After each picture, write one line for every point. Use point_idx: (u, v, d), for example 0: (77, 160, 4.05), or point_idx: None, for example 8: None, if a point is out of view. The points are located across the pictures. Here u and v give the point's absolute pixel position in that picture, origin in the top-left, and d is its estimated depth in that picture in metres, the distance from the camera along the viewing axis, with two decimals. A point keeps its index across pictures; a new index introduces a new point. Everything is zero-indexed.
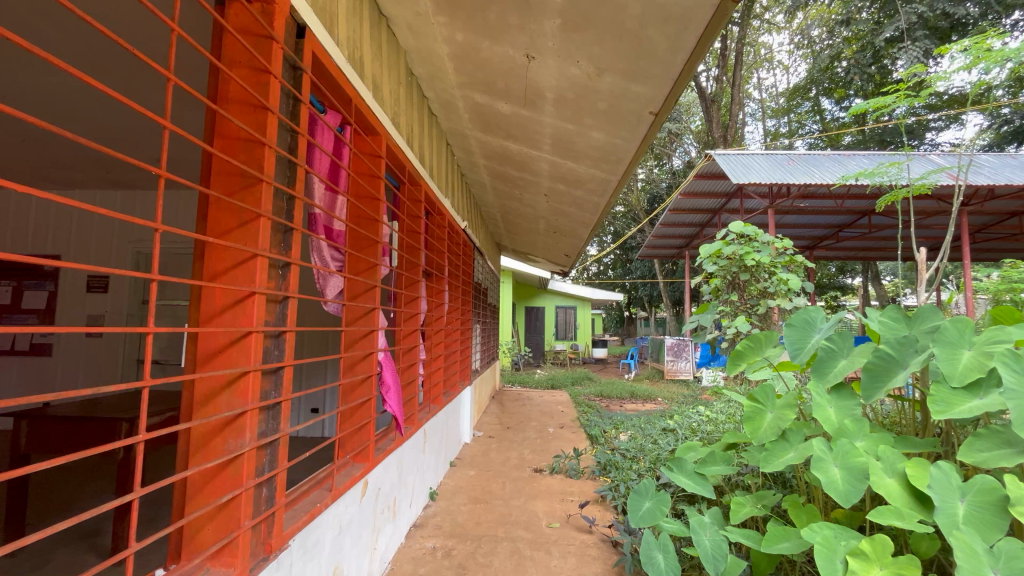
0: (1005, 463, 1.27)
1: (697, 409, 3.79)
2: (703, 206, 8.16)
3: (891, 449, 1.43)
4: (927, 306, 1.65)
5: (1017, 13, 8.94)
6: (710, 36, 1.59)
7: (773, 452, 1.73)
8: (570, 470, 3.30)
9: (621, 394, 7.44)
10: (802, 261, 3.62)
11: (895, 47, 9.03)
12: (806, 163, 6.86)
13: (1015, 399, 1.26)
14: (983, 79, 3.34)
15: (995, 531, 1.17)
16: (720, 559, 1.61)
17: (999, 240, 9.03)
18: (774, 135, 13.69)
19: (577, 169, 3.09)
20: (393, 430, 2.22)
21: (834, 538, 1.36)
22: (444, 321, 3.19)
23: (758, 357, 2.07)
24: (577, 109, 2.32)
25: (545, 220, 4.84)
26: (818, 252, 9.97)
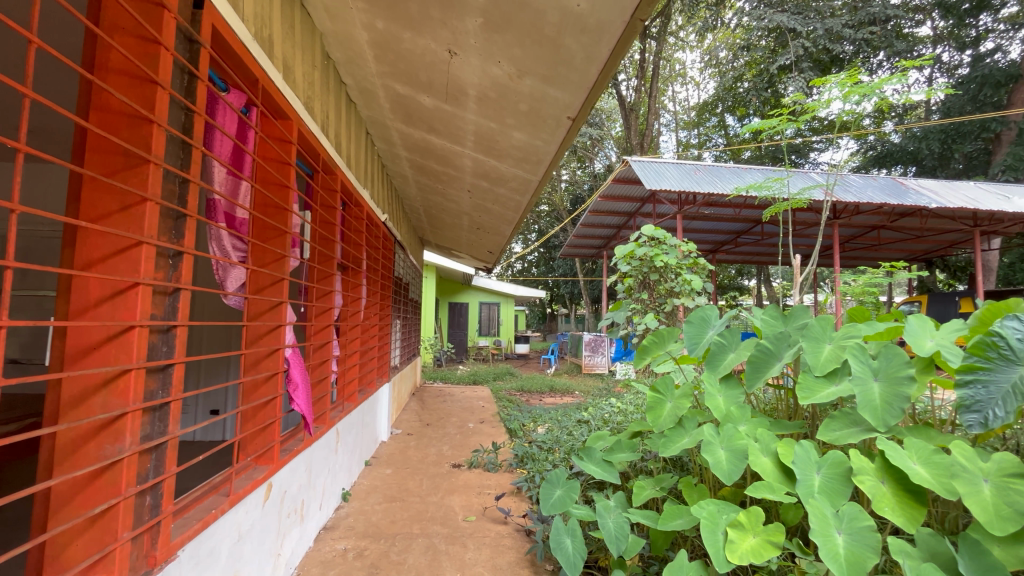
0: (852, 440, 1.48)
1: (609, 401, 4.00)
2: (620, 209, 8.61)
3: (767, 432, 1.61)
4: (800, 307, 1.87)
5: (881, 54, 10.41)
6: (622, 50, 1.70)
7: (671, 438, 1.90)
8: (488, 463, 3.35)
9: (541, 389, 7.66)
10: (703, 263, 3.95)
11: (786, 75, 10.13)
12: (710, 174, 7.49)
13: (860, 385, 1.49)
14: (852, 109, 3.85)
15: (841, 497, 1.36)
16: (622, 539, 1.73)
17: (863, 249, 10.47)
18: (685, 146, 14.77)
19: (500, 167, 3.14)
20: (301, 430, 2.12)
21: (717, 512, 1.51)
22: (361, 317, 3.10)
23: (662, 351, 2.25)
24: (498, 108, 2.35)
25: (469, 216, 4.84)
26: (720, 255, 10.94)
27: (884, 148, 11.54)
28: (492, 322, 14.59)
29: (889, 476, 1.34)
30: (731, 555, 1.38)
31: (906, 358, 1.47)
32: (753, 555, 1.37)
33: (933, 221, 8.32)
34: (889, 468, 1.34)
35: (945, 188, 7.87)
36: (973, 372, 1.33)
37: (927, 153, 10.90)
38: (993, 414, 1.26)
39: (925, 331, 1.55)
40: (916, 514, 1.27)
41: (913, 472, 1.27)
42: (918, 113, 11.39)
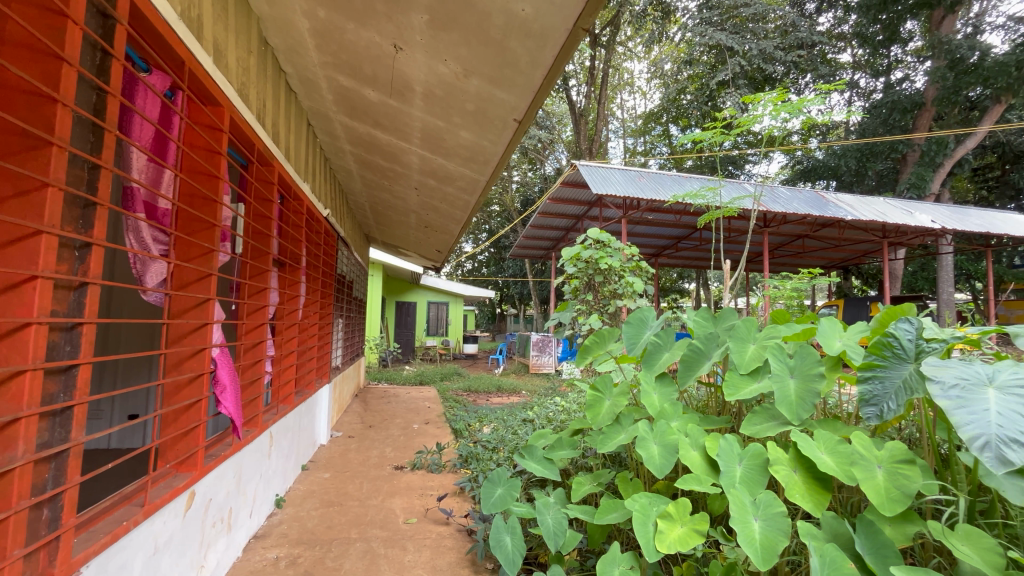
0: (770, 432, 1.60)
1: (554, 400, 4.06)
2: (569, 212, 8.78)
3: (696, 428, 1.70)
4: (728, 309, 1.99)
5: (808, 77, 11.28)
6: (566, 56, 1.74)
7: (609, 435, 1.97)
8: (432, 464, 3.32)
9: (488, 389, 7.67)
10: (645, 267, 4.11)
11: (725, 90, 10.74)
12: (653, 181, 7.80)
13: (778, 382, 1.60)
14: (780, 125, 4.13)
15: (759, 486, 1.46)
16: (560, 534, 1.77)
17: (790, 256, 11.26)
18: (632, 152, 15.30)
19: (447, 166, 3.12)
20: (230, 434, 2.00)
21: (649, 505, 1.58)
22: (299, 316, 2.98)
23: (602, 350, 2.33)
24: (445, 106, 2.34)
25: (416, 214, 4.77)
26: (662, 259, 11.41)
27: (809, 163, 12.50)
28: (440, 322, 14.41)
29: (800, 465, 1.45)
30: (660, 545, 1.44)
31: (818, 356, 1.59)
32: (679, 544, 1.44)
33: (850, 232, 9.09)
34: (801, 458, 1.45)
35: (859, 202, 8.62)
36: (872, 369, 1.47)
37: (846, 170, 11.89)
38: (887, 407, 1.40)
39: (834, 331, 1.69)
40: (822, 500, 1.38)
41: (821, 461, 1.38)
42: (838, 132, 12.42)
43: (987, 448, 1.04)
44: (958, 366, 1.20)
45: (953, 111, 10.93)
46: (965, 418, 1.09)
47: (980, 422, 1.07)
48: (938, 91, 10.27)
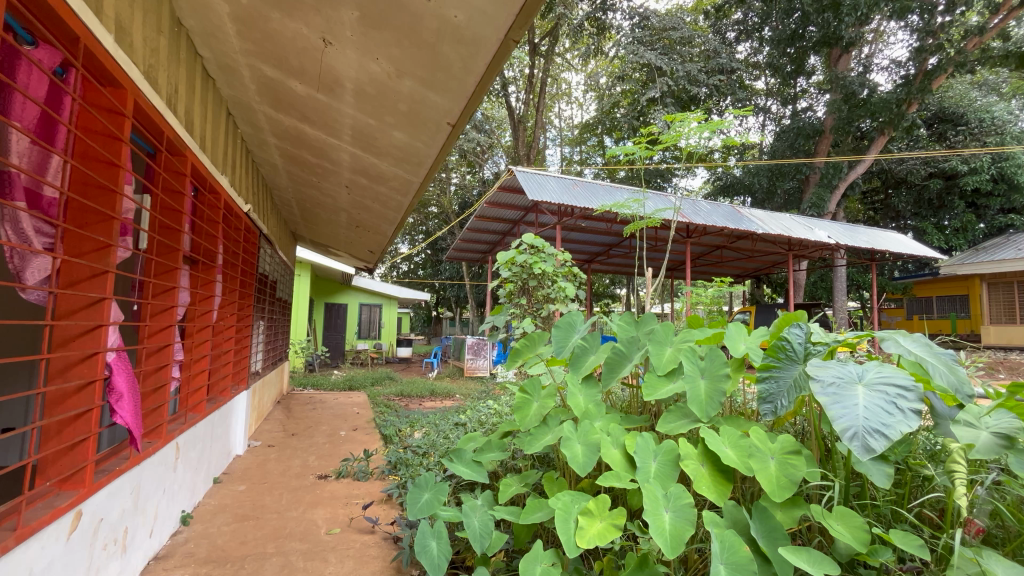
0: (682, 429, 1.71)
1: (487, 403, 4.07)
2: (505, 216, 8.88)
3: (618, 427, 1.78)
4: (648, 314, 2.11)
5: (727, 100, 12.22)
6: (498, 64, 1.77)
7: (536, 436, 2.02)
8: (358, 472, 3.21)
9: (421, 393, 7.55)
10: (577, 272, 4.24)
11: (654, 106, 11.39)
12: (587, 189, 8.08)
13: (690, 383, 1.71)
14: (702, 143, 4.42)
15: (670, 480, 1.56)
16: (486, 536, 1.79)
17: (710, 265, 12.11)
18: (568, 161, 15.77)
19: (380, 165, 3.05)
20: (127, 447, 1.83)
21: (571, 502, 1.63)
22: (213, 318, 2.78)
23: (532, 353, 2.38)
24: (376, 105, 2.30)
25: (347, 213, 4.61)
26: (594, 265, 11.83)
27: (728, 180, 13.56)
28: (373, 324, 13.97)
29: (708, 460, 1.54)
30: (580, 540, 1.49)
31: (725, 358, 1.72)
32: (598, 538, 1.50)
33: (761, 244, 9.93)
34: (707, 452, 1.56)
35: (769, 217, 9.44)
36: (769, 370, 1.61)
37: (758, 187, 13.02)
38: (780, 403, 1.55)
39: (740, 335, 1.83)
40: (724, 490, 1.49)
41: (724, 454, 1.49)
42: (753, 152, 13.61)
43: (856, 438, 1.19)
44: (836, 366, 1.36)
45: (847, 140, 12.33)
46: (839, 411, 1.24)
47: (850, 416, 1.22)
48: (835, 120, 11.52)
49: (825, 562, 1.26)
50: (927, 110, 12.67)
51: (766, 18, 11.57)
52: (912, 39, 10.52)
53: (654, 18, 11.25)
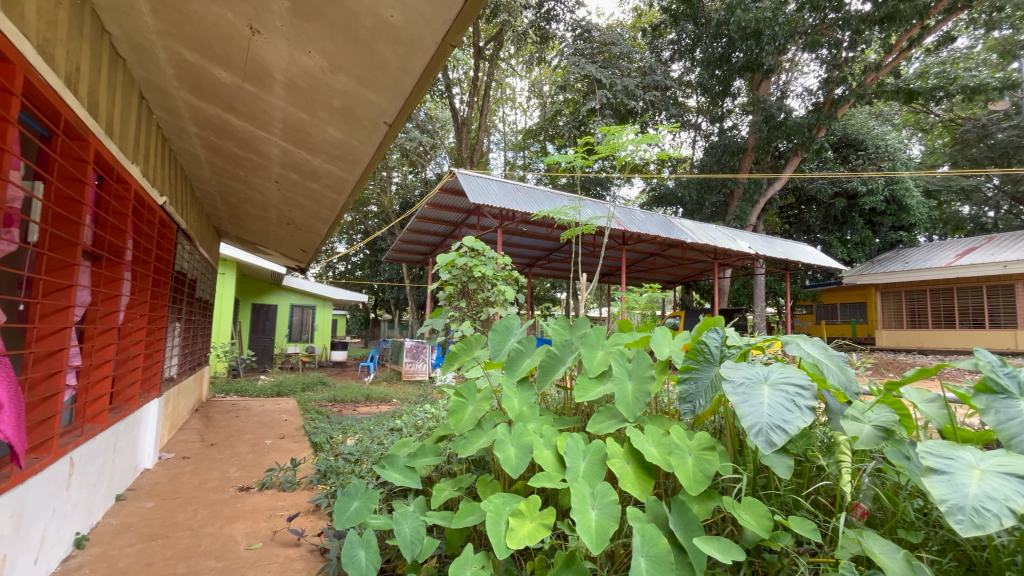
0: (610, 429, 1.78)
1: (423, 407, 4.00)
2: (447, 218, 8.81)
3: (550, 428, 1.82)
4: (582, 318, 2.16)
5: (661, 115, 12.90)
6: (436, 67, 1.77)
7: (470, 439, 2.02)
8: (284, 483, 3.05)
9: (356, 398, 7.30)
10: (517, 276, 4.28)
11: (595, 117, 11.78)
12: (528, 194, 8.19)
13: (619, 384, 1.79)
14: (636, 155, 4.62)
15: (597, 478, 1.61)
16: (417, 542, 1.77)
17: (644, 271, 12.68)
18: (511, 165, 15.96)
19: (312, 161, 2.94)
20: (8, 465, 1.62)
21: (502, 504, 1.64)
22: (119, 320, 2.55)
23: (468, 357, 2.38)
24: (308, 99, 2.22)
25: (277, 210, 4.38)
26: (535, 269, 12.04)
27: (661, 191, 14.27)
28: (306, 326, 13.34)
29: (632, 458, 1.61)
30: (509, 541, 1.50)
31: (650, 360, 1.81)
32: (528, 538, 1.52)
33: (690, 253, 10.56)
34: (632, 451, 1.63)
35: (697, 228, 10.03)
36: (689, 371, 1.72)
37: (688, 200, 13.84)
38: (698, 403, 1.66)
39: (665, 338, 1.93)
40: (646, 486, 1.57)
41: (647, 451, 1.56)
42: (684, 166, 14.48)
43: (760, 434, 1.30)
44: (745, 368, 1.48)
45: (766, 158, 13.42)
46: (747, 409, 1.35)
47: (756, 413, 1.33)
48: (757, 140, 12.52)
49: (734, 549, 1.36)
50: (834, 135, 14.03)
51: (697, 40, 12.34)
52: (822, 70, 11.60)
53: (596, 32, 11.62)
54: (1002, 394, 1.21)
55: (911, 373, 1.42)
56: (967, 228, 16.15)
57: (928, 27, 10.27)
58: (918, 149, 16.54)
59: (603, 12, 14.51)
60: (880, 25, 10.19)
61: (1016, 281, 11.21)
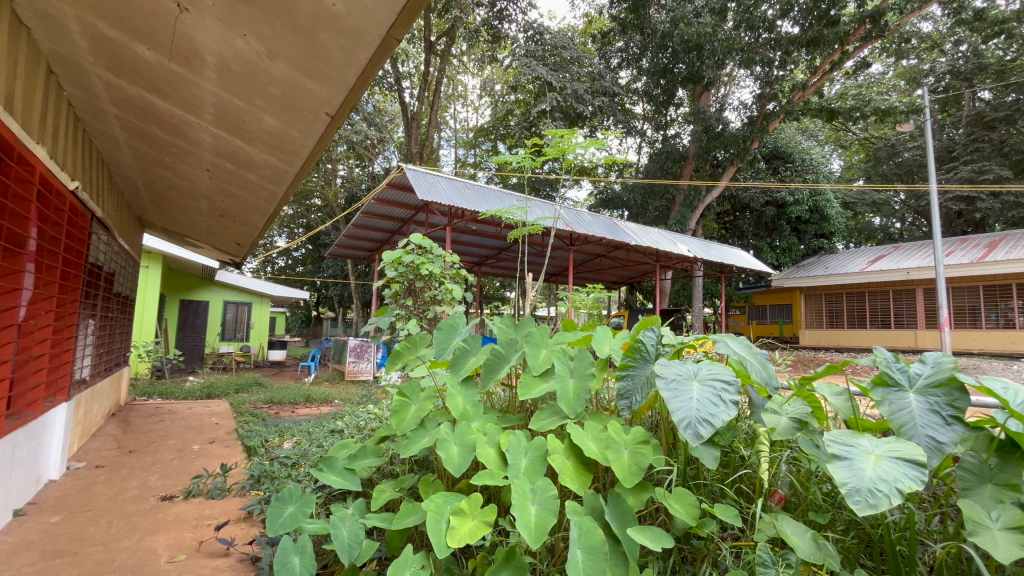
0: (552, 425, 1.81)
1: (367, 408, 3.90)
2: (394, 214, 8.63)
3: (493, 426, 1.83)
4: (527, 318, 2.19)
5: (609, 120, 13.28)
6: (380, 60, 1.74)
7: (412, 439, 2.00)
8: (213, 490, 2.88)
9: (294, 399, 6.99)
10: (465, 274, 4.27)
11: (545, 118, 11.94)
12: (478, 193, 8.16)
13: (561, 381, 1.83)
14: (584, 158, 4.71)
15: (538, 474, 1.64)
16: (355, 546, 1.73)
17: (591, 272, 13.02)
18: (462, 163, 15.87)
19: (247, 150, 2.79)
20: None
21: (444, 503, 1.63)
22: (19, 316, 2.32)
23: (413, 356, 2.34)
24: (244, 84, 2.10)
25: (208, 200, 4.12)
26: (484, 268, 12.05)
27: (608, 194, 14.69)
28: (240, 324, 12.61)
29: (572, 453, 1.66)
30: (450, 539, 1.49)
31: (591, 358, 1.86)
32: (469, 536, 1.52)
33: (634, 255, 10.94)
34: (572, 446, 1.67)
35: (641, 231, 10.40)
36: (627, 369, 1.79)
37: (633, 204, 14.34)
38: (634, 399, 1.72)
39: (607, 337, 1.98)
40: (585, 480, 1.61)
41: (586, 446, 1.61)
42: (630, 170, 15.03)
43: (689, 427, 1.37)
44: (677, 364, 1.55)
45: (704, 167, 14.14)
46: (677, 404, 1.42)
47: (686, 407, 1.41)
48: (697, 149, 13.19)
49: (664, 537, 1.43)
50: (765, 147, 15.01)
51: (643, 50, 12.81)
52: (756, 87, 12.36)
53: (547, 35, 11.75)
54: (896, 387, 1.35)
55: (822, 368, 1.55)
56: (877, 237, 17.80)
57: (847, 53, 11.13)
58: (838, 164, 18.02)
59: (555, 16, 14.76)
60: (806, 48, 10.98)
61: (917, 286, 12.51)
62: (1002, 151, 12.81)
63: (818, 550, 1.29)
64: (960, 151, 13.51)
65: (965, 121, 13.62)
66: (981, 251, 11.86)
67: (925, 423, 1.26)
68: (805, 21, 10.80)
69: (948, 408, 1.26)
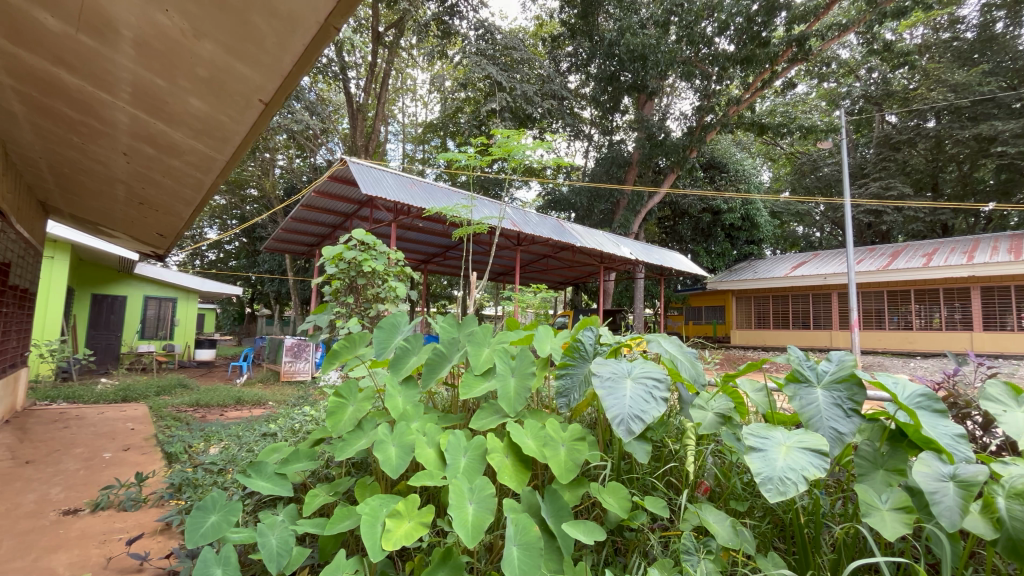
0: (492, 424, 1.81)
1: (302, 410, 3.73)
2: (337, 208, 8.33)
3: (433, 427, 1.80)
4: (470, 317, 2.18)
5: (558, 122, 13.53)
6: (318, 48, 1.69)
7: (348, 441, 1.93)
8: (126, 502, 2.65)
9: (223, 402, 6.57)
10: (409, 272, 4.19)
11: (494, 118, 11.98)
12: (425, 190, 8.03)
13: (502, 380, 1.84)
14: (532, 159, 4.74)
15: (476, 473, 1.64)
16: (284, 554, 1.65)
17: (537, 272, 13.20)
18: (410, 158, 15.59)
19: (171, 135, 2.59)
20: None
21: (379, 506, 1.59)
22: None
23: (351, 355, 2.26)
24: (165, 62, 1.96)
25: (124, 186, 3.78)
26: (430, 266, 11.90)
27: (556, 196, 14.95)
28: (163, 321, 11.68)
29: (511, 452, 1.67)
30: (384, 543, 1.46)
31: (532, 357, 1.87)
32: (405, 539, 1.49)
33: (579, 256, 11.20)
34: (512, 444, 1.68)
35: (586, 233, 10.64)
36: (566, 367, 1.83)
37: (579, 206, 14.68)
38: (572, 397, 1.77)
39: (548, 337, 2.00)
40: (523, 477, 1.63)
41: (524, 444, 1.62)
42: (577, 173, 15.40)
43: (622, 423, 1.43)
44: (613, 364, 1.60)
45: (647, 173, 14.73)
46: (612, 401, 1.48)
47: (619, 405, 1.46)
48: (641, 155, 13.75)
49: (596, 530, 1.47)
50: (703, 157, 15.85)
51: (592, 57, 13.16)
52: (696, 99, 13.00)
53: (498, 35, 11.74)
54: (805, 382, 1.47)
55: (743, 365, 1.66)
56: (799, 245, 19.26)
57: (777, 72, 11.83)
58: (767, 175, 19.36)
59: (507, 16, 14.85)
60: (740, 65, 11.73)
61: (833, 290, 13.68)
62: (905, 170, 14.27)
63: (736, 535, 1.38)
64: (871, 169, 14.89)
65: (875, 142, 15.03)
66: (886, 259, 13.15)
67: (828, 415, 1.39)
68: (740, 39, 11.51)
69: (848, 402, 1.39)
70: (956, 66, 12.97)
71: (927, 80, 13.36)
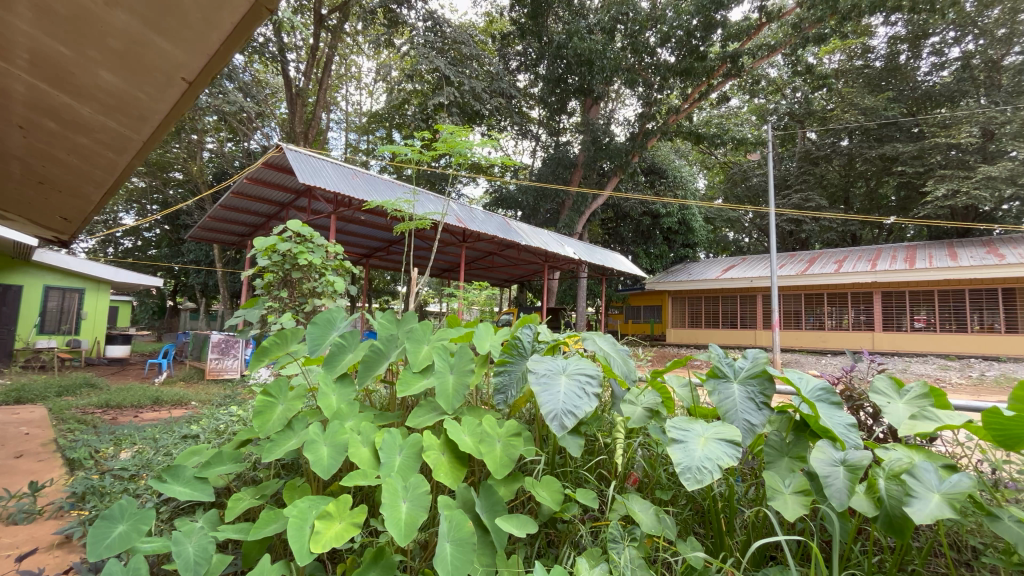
0: (429, 421, 1.80)
1: (228, 410, 3.51)
2: (271, 196, 7.90)
3: (369, 425, 1.76)
4: (409, 314, 2.14)
5: (505, 121, 13.61)
6: (248, 28, 1.62)
7: (277, 441, 1.85)
8: (17, 514, 2.37)
9: (138, 403, 6.04)
10: (348, 266, 4.05)
11: (442, 112, 11.86)
12: (367, 182, 7.80)
13: (439, 377, 1.82)
14: (478, 156, 4.70)
15: (411, 471, 1.62)
16: (203, 562, 1.55)
17: (482, 270, 13.18)
18: (354, 149, 15.08)
19: (78, 109, 2.37)
20: None
21: (308, 507, 1.53)
22: None
23: (282, 352, 2.15)
24: (72, 29, 1.79)
25: (19, 163, 3.37)
26: (372, 261, 11.56)
27: (502, 193, 14.98)
28: (68, 314, 10.57)
29: (448, 448, 1.66)
30: (313, 545, 1.41)
31: (471, 354, 1.87)
32: (335, 540, 1.45)
33: (524, 254, 11.30)
34: (448, 442, 1.67)
35: (532, 231, 10.75)
36: (504, 365, 1.84)
37: (526, 205, 14.82)
38: (509, 393, 1.79)
39: (488, 334, 2.00)
40: (459, 474, 1.63)
41: (461, 440, 1.61)
42: (524, 172, 15.53)
43: (555, 418, 1.47)
44: (548, 361, 1.64)
45: (591, 176, 15.15)
46: (546, 397, 1.51)
47: (553, 400, 1.51)
48: (585, 158, 14.14)
49: (528, 523, 1.50)
50: (644, 162, 16.52)
51: (540, 57, 13.34)
52: (639, 106, 13.51)
53: (447, 28, 11.58)
54: (724, 378, 1.57)
55: (670, 363, 1.75)
56: (730, 249, 20.53)
57: (713, 85, 12.43)
58: (702, 182, 20.47)
59: (456, 9, 14.71)
60: (680, 76, 12.28)
61: (758, 292, 14.73)
62: (822, 183, 15.59)
63: (658, 522, 1.46)
64: (793, 181, 16.15)
65: (797, 156, 16.31)
66: (804, 265, 14.31)
67: (743, 408, 1.50)
68: (680, 51, 12.07)
69: (760, 395, 1.52)
70: (866, 91, 14.31)
71: (841, 103, 14.70)
